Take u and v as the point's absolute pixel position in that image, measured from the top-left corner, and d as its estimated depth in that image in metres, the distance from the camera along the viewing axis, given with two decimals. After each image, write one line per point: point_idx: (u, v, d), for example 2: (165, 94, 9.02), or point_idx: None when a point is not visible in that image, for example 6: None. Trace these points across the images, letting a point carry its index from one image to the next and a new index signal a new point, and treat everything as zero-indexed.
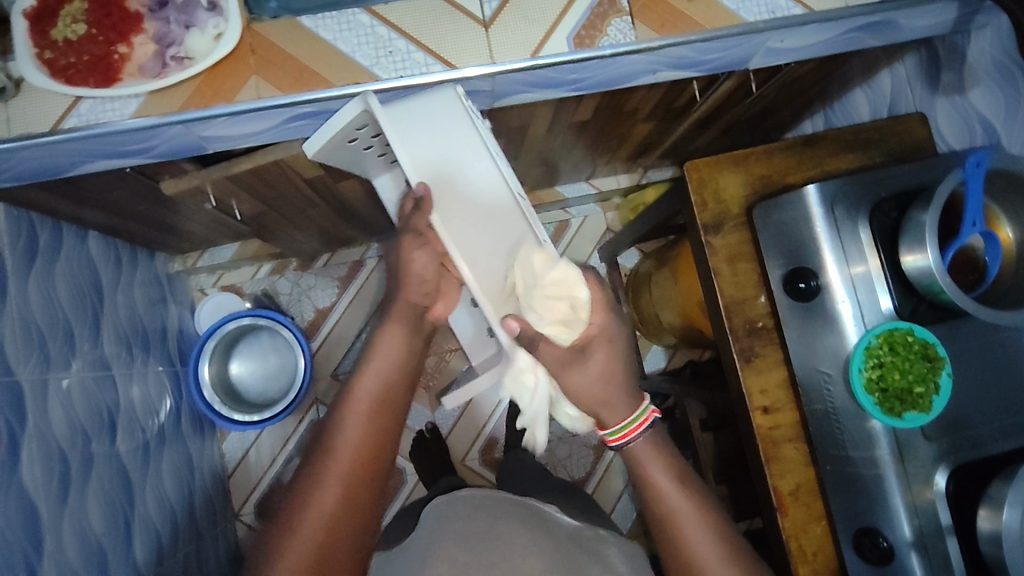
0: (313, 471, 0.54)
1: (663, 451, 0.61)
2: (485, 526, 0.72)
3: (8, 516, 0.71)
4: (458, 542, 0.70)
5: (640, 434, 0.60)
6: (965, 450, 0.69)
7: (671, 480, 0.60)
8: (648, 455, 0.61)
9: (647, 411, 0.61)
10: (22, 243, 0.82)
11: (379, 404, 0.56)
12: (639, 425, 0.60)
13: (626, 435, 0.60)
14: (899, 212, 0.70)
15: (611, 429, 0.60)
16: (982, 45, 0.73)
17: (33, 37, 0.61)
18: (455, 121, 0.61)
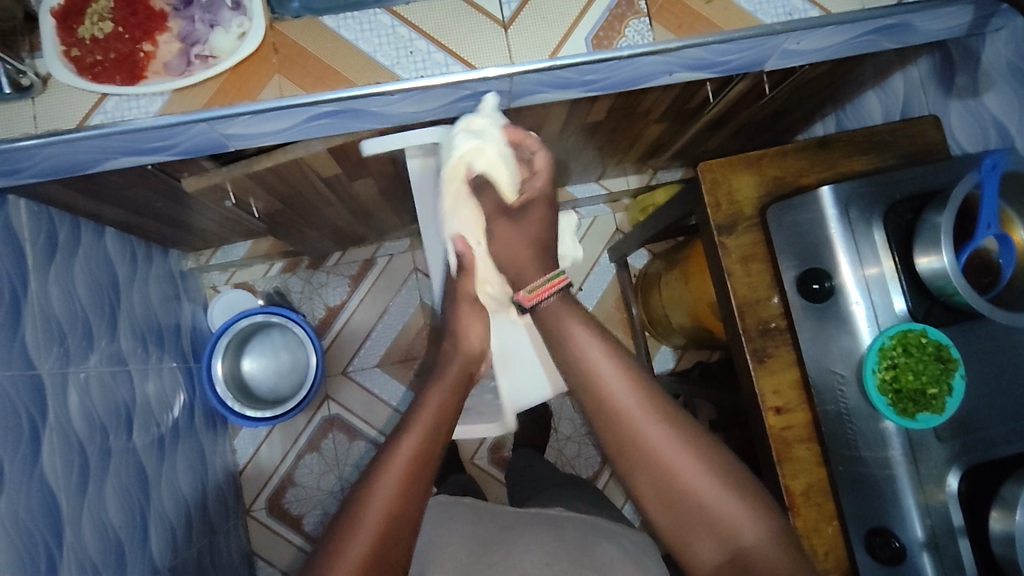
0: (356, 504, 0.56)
1: (577, 309, 0.66)
2: (493, 527, 0.72)
3: (30, 509, 0.73)
4: (463, 543, 0.70)
5: (550, 296, 0.66)
6: (977, 452, 0.69)
7: (603, 351, 0.62)
8: (563, 312, 0.65)
9: (561, 277, 0.67)
10: (43, 238, 0.83)
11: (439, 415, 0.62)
12: (551, 287, 0.66)
13: (537, 295, 0.66)
14: (913, 214, 0.70)
15: (525, 289, 0.66)
16: (997, 47, 0.73)
17: (61, 35, 0.62)
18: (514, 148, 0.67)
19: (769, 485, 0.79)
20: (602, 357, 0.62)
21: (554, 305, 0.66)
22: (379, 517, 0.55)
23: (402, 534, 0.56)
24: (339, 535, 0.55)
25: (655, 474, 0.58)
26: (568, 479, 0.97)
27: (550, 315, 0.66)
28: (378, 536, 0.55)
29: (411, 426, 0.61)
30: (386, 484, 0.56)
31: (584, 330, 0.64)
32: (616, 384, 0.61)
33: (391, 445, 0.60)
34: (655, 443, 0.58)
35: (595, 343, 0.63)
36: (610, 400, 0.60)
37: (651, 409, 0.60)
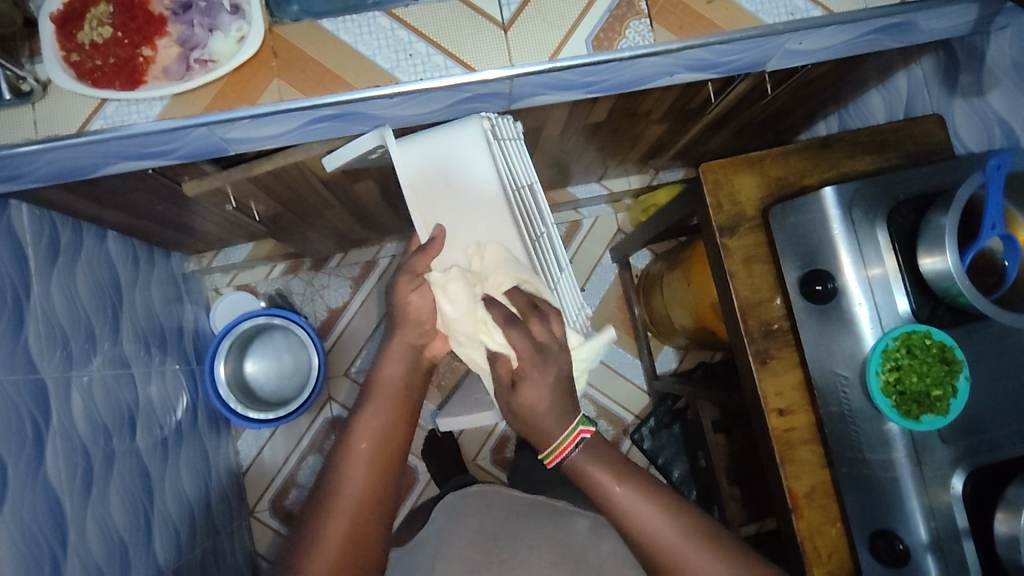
0: (328, 488, 0.57)
1: (600, 451, 0.60)
2: (499, 525, 0.73)
3: (34, 511, 0.73)
4: (470, 540, 0.72)
5: (573, 449, 0.58)
6: (982, 454, 0.69)
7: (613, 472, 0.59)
8: (591, 465, 0.59)
9: (580, 427, 0.58)
10: (46, 241, 0.84)
11: (402, 396, 0.61)
12: (572, 441, 0.58)
13: (559, 455, 0.58)
14: (917, 214, 0.70)
15: (544, 453, 0.59)
16: (1002, 46, 0.72)
17: (60, 40, 0.62)
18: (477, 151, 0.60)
19: (771, 485, 0.79)
20: (639, 504, 0.58)
21: (581, 461, 0.59)
22: (353, 501, 0.56)
23: (377, 513, 0.57)
24: (316, 519, 0.56)
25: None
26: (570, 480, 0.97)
27: (578, 473, 0.59)
28: (354, 519, 0.56)
29: (375, 402, 0.60)
30: (356, 469, 0.57)
31: (614, 480, 0.59)
32: (660, 531, 0.58)
33: (354, 426, 0.59)
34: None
35: (628, 494, 0.58)
36: (659, 549, 0.58)
37: (702, 558, 0.58)
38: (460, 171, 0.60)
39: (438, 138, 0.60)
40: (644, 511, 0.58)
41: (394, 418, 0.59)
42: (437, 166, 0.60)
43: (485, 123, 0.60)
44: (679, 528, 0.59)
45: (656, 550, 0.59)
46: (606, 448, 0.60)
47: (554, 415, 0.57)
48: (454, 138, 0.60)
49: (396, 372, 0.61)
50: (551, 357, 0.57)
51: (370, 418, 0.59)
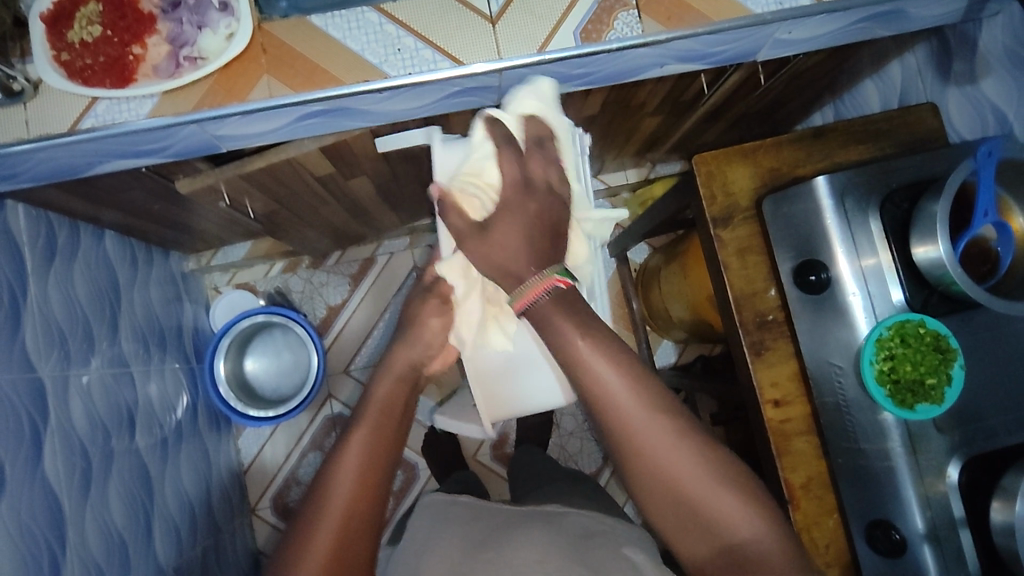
0: (319, 491, 0.57)
1: (570, 307, 0.56)
2: (489, 529, 0.72)
3: (32, 510, 0.73)
4: (459, 543, 0.71)
5: (542, 296, 0.56)
6: (978, 443, 0.68)
7: (588, 347, 0.55)
8: (556, 315, 0.56)
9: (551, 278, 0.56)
10: (42, 242, 0.84)
11: (389, 408, 0.62)
12: (537, 291, 0.56)
13: (527, 301, 0.57)
14: (910, 203, 0.69)
15: (512, 300, 0.57)
16: (994, 32, 0.72)
17: (51, 40, 0.63)
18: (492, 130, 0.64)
19: (768, 477, 0.79)
20: (598, 362, 0.55)
21: (546, 308, 0.56)
22: (342, 507, 0.56)
23: (367, 516, 0.57)
24: (308, 523, 0.56)
25: (655, 486, 0.55)
26: (568, 474, 0.97)
27: (544, 323, 0.56)
28: (344, 521, 0.56)
29: (362, 413, 0.62)
30: (346, 474, 0.57)
31: (575, 332, 0.55)
32: (614, 391, 0.55)
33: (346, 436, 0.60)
34: (656, 452, 0.54)
35: (590, 349, 0.55)
36: (611, 408, 0.55)
37: (652, 419, 0.55)
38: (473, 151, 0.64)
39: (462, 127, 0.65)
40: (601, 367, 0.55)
41: (387, 429, 0.61)
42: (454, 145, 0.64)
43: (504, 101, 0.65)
44: (634, 389, 0.55)
45: (604, 407, 0.55)
46: (576, 302, 0.57)
47: (524, 257, 0.57)
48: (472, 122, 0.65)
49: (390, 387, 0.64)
50: (534, 193, 0.59)
51: (363, 427, 0.60)
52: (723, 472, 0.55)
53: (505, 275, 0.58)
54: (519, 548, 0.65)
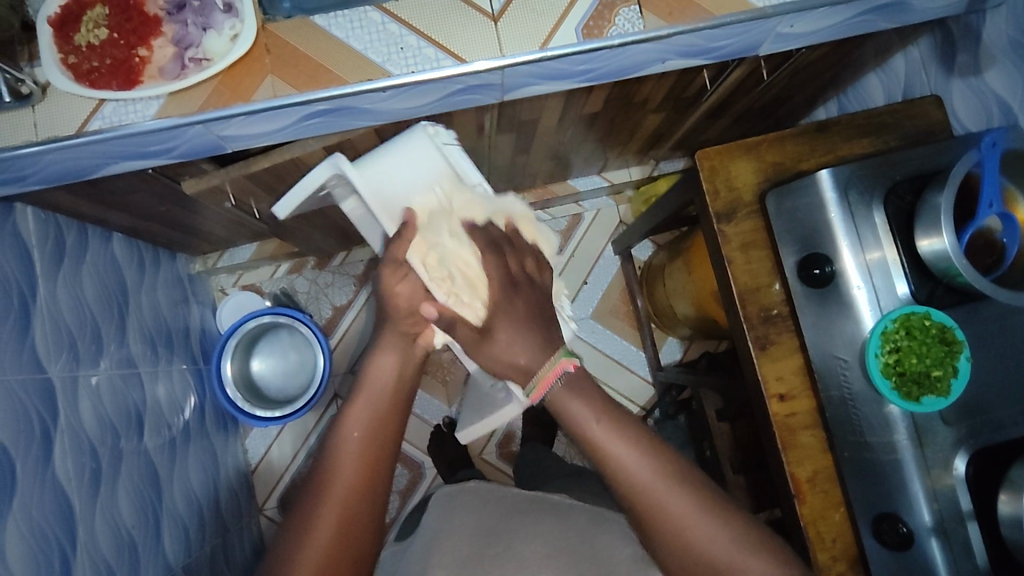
0: (321, 475, 0.58)
1: (581, 390, 0.60)
2: (494, 522, 0.72)
3: (43, 510, 0.74)
4: (466, 539, 0.70)
5: (555, 382, 0.59)
6: (983, 435, 0.68)
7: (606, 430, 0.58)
8: (569, 400, 0.59)
9: (562, 362, 0.59)
10: (51, 245, 0.85)
11: (390, 389, 0.61)
12: (553, 374, 0.59)
13: (543, 388, 0.59)
14: (914, 195, 0.70)
15: (529, 389, 0.60)
16: (998, 24, 0.72)
17: (58, 43, 0.63)
18: (422, 153, 0.67)
19: (774, 473, 0.79)
20: (619, 445, 0.57)
21: (561, 395, 0.59)
22: (343, 492, 0.57)
23: (370, 501, 0.57)
24: (309, 507, 0.56)
25: (690, 565, 0.56)
26: (574, 471, 0.97)
27: (560, 411, 0.59)
28: (345, 507, 0.56)
29: (361, 391, 0.61)
30: (348, 458, 0.58)
31: (593, 417, 0.58)
32: (637, 469, 0.57)
33: (342, 423, 0.59)
34: (685, 530, 0.56)
35: (609, 433, 0.58)
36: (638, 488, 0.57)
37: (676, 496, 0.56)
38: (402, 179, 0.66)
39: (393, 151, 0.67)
40: (621, 448, 0.57)
41: (382, 413, 0.60)
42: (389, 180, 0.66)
43: (429, 129, 0.67)
44: (657, 466, 0.57)
45: (630, 489, 0.57)
46: (584, 385, 0.60)
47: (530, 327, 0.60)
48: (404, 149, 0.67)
49: (389, 365, 0.62)
50: (518, 288, 0.61)
51: (362, 407, 0.60)
52: (731, 516, 0.57)
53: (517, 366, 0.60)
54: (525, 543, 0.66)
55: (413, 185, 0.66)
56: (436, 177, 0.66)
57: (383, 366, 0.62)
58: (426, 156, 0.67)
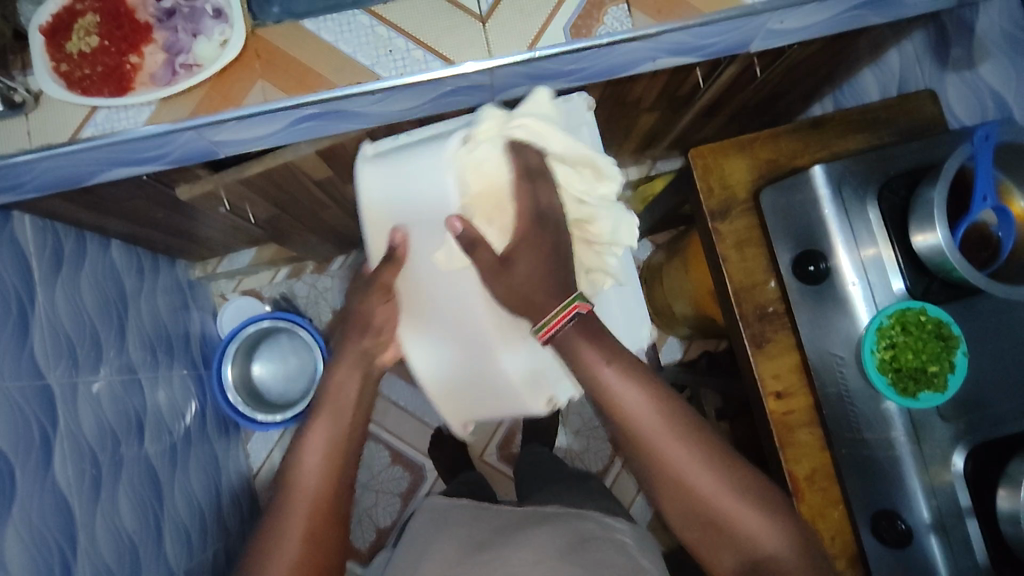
0: (285, 496, 0.57)
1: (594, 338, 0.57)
2: (484, 534, 0.72)
3: (43, 515, 0.75)
4: (455, 552, 0.70)
5: (567, 324, 0.55)
6: (982, 430, 0.68)
7: (615, 368, 0.56)
8: (574, 333, 0.56)
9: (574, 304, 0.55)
10: (49, 252, 0.86)
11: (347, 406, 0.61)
12: (565, 316, 0.55)
13: (552, 329, 0.55)
14: (908, 189, 0.69)
15: (537, 327, 0.55)
16: (991, 16, 0.71)
17: (50, 51, 0.64)
18: (437, 177, 0.58)
19: (772, 471, 0.78)
20: (627, 385, 0.56)
21: (570, 336, 0.56)
22: (309, 513, 0.56)
23: (335, 518, 0.57)
24: (274, 530, 0.55)
25: (699, 516, 0.56)
26: (573, 473, 0.97)
27: (571, 352, 0.56)
28: (311, 525, 0.56)
29: (322, 410, 0.60)
30: (312, 477, 0.57)
31: (603, 359, 0.56)
32: (649, 421, 0.55)
33: (304, 437, 0.59)
34: (729, 524, 0.55)
35: (617, 373, 0.56)
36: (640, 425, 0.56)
37: (707, 474, 0.55)
38: (418, 193, 0.60)
39: (411, 161, 0.60)
40: (632, 396, 0.55)
41: (344, 426, 0.60)
42: (397, 191, 0.61)
43: (459, 147, 0.57)
44: (660, 411, 0.56)
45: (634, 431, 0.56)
46: (598, 330, 0.57)
47: (547, 281, 0.55)
48: (423, 161, 0.59)
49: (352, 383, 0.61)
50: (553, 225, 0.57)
51: (323, 425, 0.59)
52: (719, 460, 0.56)
53: (522, 300, 0.56)
54: (514, 549, 0.65)
55: (426, 218, 0.60)
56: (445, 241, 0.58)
57: (346, 380, 0.61)
58: (444, 187, 0.58)
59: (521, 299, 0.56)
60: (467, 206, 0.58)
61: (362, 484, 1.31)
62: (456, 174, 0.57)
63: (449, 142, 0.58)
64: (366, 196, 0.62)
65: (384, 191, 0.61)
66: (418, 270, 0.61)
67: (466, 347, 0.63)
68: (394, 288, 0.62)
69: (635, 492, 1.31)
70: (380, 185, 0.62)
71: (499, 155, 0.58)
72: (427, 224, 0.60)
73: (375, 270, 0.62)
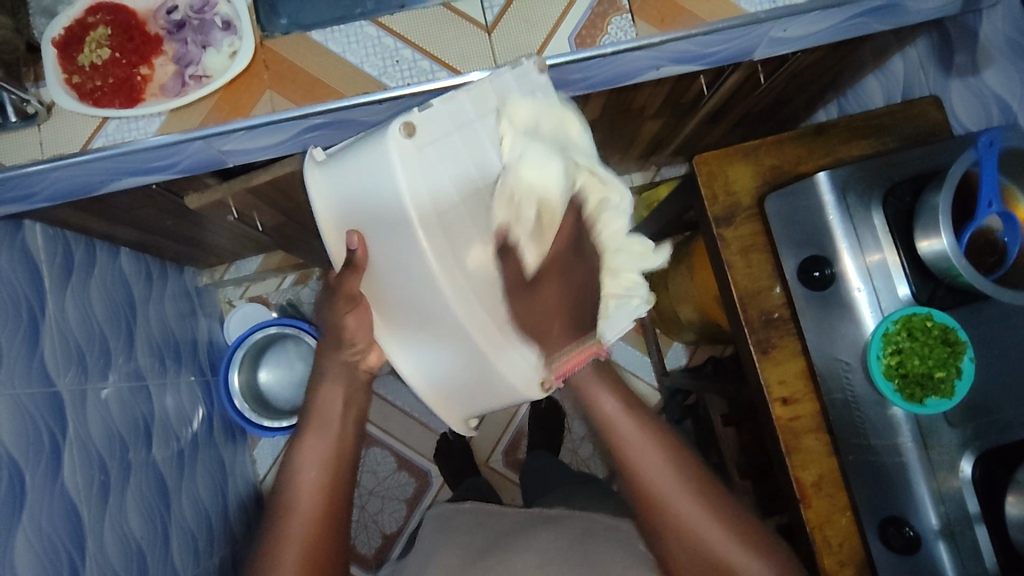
0: (279, 512, 0.56)
1: (603, 372, 0.56)
2: (491, 540, 0.72)
3: (53, 522, 0.75)
4: (464, 557, 0.70)
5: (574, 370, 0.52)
6: (989, 436, 0.68)
7: (626, 415, 0.57)
8: (592, 384, 0.56)
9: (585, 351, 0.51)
10: (60, 261, 0.87)
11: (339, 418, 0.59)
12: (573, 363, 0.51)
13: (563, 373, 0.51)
14: (913, 195, 0.69)
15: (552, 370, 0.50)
16: (994, 24, 0.72)
17: (62, 63, 0.65)
18: (384, 174, 0.47)
19: (779, 478, 0.78)
20: (643, 446, 0.56)
21: (584, 374, 0.55)
22: (305, 528, 0.55)
23: (334, 530, 0.56)
24: (272, 546, 0.55)
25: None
26: (579, 479, 0.97)
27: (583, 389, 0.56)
28: (309, 538, 0.55)
29: (310, 424, 0.58)
30: (306, 493, 0.56)
31: (619, 408, 0.57)
32: (662, 482, 0.55)
33: (296, 450, 0.57)
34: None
35: (633, 429, 0.56)
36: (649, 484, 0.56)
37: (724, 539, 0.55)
38: (369, 197, 0.49)
39: (355, 158, 0.49)
40: (648, 459, 0.56)
41: (334, 439, 0.58)
42: (349, 196, 0.51)
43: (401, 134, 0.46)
44: (677, 470, 0.56)
45: (649, 493, 0.56)
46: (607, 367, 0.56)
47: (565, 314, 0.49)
48: (366, 157, 0.48)
49: (335, 397, 0.59)
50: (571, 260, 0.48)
51: (313, 438, 0.58)
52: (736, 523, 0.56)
53: (540, 320, 0.48)
54: (520, 554, 0.67)
55: (383, 225, 0.49)
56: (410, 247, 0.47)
57: (331, 396, 0.59)
58: (395, 194, 0.46)
59: (535, 323, 0.48)
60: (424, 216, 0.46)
61: (368, 490, 1.31)
62: (406, 168, 0.46)
63: (390, 132, 0.46)
64: (320, 209, 0.54)
65: (336, 194, 0.52)
66: (385, 279, 0.51)
67: (449, 358, 0.52)
68: (360, 294, 0.55)
69: None
70: (332, 189, 0.52)
71: (450, 133, 0.48)
72: (384, 231, 0.49)
73: (340, 275, 0.54)
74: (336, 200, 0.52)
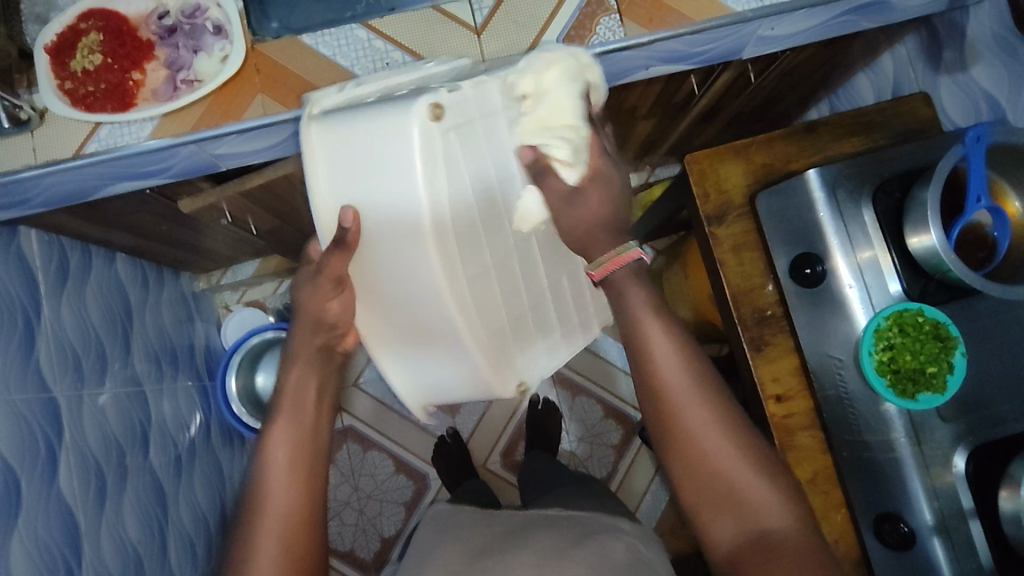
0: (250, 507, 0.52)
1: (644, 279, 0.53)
2: (487, 540, 0.72)
3: (49, 527, 0.76)
4: (459, 556, 0.70)
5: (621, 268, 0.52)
6: (981, 431, 0.68)
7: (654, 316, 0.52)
8: (630, 286, 0.52)
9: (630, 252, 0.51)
10: (55, 267, 0.87)
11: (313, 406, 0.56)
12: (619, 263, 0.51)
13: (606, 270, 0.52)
14: (902, 192, 0.70)
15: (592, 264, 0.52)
16: (981, 20, 0.72)
17: (55, 69, 0.65)
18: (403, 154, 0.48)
19: None
20: (664, 344, 0.52)
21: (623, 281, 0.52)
22: (280, 517, 0.52)
23: (312, 520, 0.53)
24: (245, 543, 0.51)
25: (714, 492, 0.52)
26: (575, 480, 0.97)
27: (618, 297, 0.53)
28: (285, 530, 0.51)
29: (279, 411, 0.55)
30: (278, 482, 0.52)
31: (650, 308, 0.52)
32: (681, 393, 0.52)
33: (264, 441, 0.54)
34: (738, 494, 0.52)
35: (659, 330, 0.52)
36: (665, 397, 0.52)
37: (728, 449, 0.52)
38: (376, 176, 0.50)
39: (366, 125, 0.49)
40: (670, 365, 0.52)
41: (304, 425, 0.55)
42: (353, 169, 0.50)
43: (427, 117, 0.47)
44: (694, 376, 0.52)
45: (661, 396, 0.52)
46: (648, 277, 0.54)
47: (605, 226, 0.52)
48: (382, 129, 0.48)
49: (305, 382, 0.56)
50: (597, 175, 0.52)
51: (284, 425, 0.55)
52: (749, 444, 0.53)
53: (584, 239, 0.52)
54: (517, 554, 0.65)
55: (388, 218, 0.50)
56: (420, 252, 0.50)
57: (303, 384, 0.56)
58: (415, 189, 0.49)
59: (580, 237, 0.53)
60: (439, 218, 0.49)
61: (366, 493, 1.31)
62: (427, 163, 0.48)
63: (416, 111, 0.47)
64: (315, 172, 0.52)
65: (335, 159, 0.51)
66: (383, 282, 0.53)
67: (436, 361, 0.56)
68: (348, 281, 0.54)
69: (641, 495, 1.31)
70: (333, 153, 0.51)
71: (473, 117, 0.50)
72: (390, 228, 0.50)
73: (324, 256, 0.53)
74: (331, 165, 0.51)
